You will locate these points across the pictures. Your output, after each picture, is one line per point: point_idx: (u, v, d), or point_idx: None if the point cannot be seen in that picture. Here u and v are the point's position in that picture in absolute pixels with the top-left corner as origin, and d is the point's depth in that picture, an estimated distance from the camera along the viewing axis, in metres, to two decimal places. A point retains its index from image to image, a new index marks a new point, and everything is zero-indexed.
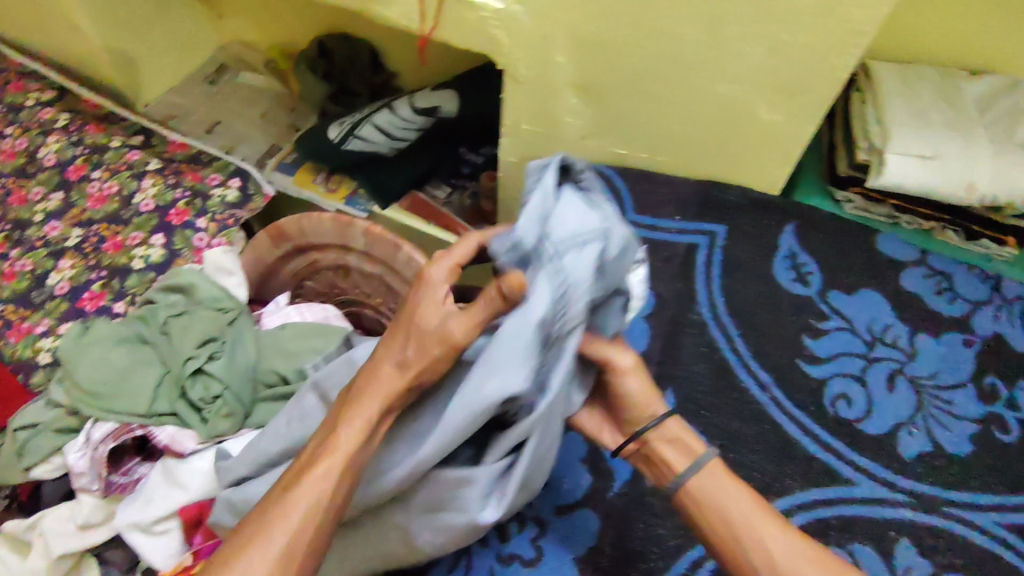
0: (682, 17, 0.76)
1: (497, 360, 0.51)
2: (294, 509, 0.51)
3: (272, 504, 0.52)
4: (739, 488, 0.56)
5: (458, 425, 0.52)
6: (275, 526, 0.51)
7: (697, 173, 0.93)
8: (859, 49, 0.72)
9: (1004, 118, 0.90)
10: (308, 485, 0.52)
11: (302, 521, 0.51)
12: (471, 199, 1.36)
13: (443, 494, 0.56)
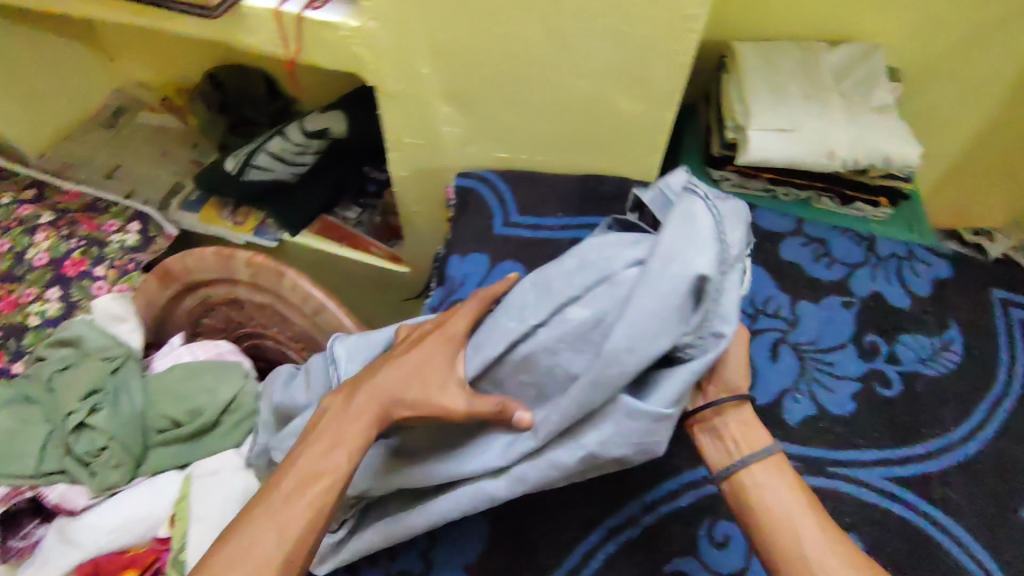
0: (527, 17, 0.78)
1: (675, 251, 0.56)
2: (294, 508, 0.57)
3: (276, 506, 0.57)
4: (793, 480, 0.59)
5: (660, 336, 0.54)
6: (277, 521, 0.56)
7: (576, 168, 0.95)
8: (697, 32, 0.74)
9: (859, 85, 0.93)
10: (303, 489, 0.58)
11: (299, 524, 0.56)
12: (380, 217, 1.37)
13: (629, 421, 0.56)
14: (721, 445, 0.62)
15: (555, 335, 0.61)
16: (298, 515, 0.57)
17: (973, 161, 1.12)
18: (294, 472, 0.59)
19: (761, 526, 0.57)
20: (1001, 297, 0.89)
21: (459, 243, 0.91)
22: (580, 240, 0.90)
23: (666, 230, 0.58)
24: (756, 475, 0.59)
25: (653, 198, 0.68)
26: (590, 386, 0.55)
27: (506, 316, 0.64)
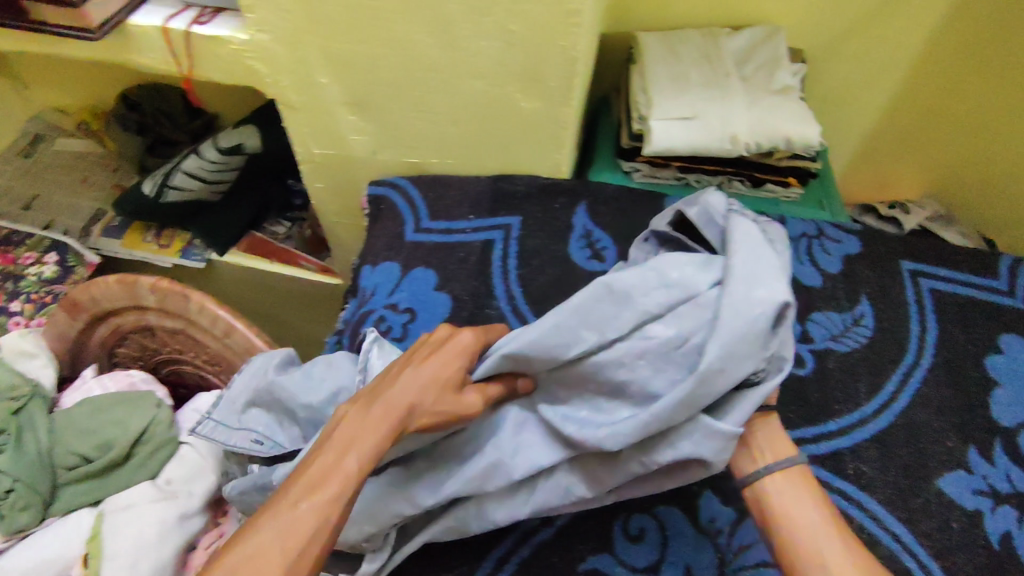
0: (414, 21, 0.76)
1: (753, 275, 0.57)
2: (315, 506, 0.48)
3: (286, 503, 0.48)
4: (819, 496, 0.56)
5: (741, 363, 0.55)
6: (299, 522, 0.47)
7: (487, 169, 0.94)
8: (581, 26, 0.72)
9: (761, 68, 0.94)
10: (328, 488, 0.49)
11: (317, 528, 0.47)
12: (310, 230, 1.36)
13: (708, 437, 0.56)
14: (747, 457, 0.59)
15: (630, 348, 0.60)
16: (321, 517, 0.48)
17: (886, 133, 1.15)
18: (315, 466, 0.51)
19: (782, 541, 0.54)
20: (911, 270, 0.89)
21: (371, 253, 0.90)
22: (493, 241, 0.90)
23: (739, 255, 0.59)
24: (778, 490, 0.56)
25: (697, 213, 0.69)
26: (677, 404, 0.55)
27: (564, 318, 0.61)
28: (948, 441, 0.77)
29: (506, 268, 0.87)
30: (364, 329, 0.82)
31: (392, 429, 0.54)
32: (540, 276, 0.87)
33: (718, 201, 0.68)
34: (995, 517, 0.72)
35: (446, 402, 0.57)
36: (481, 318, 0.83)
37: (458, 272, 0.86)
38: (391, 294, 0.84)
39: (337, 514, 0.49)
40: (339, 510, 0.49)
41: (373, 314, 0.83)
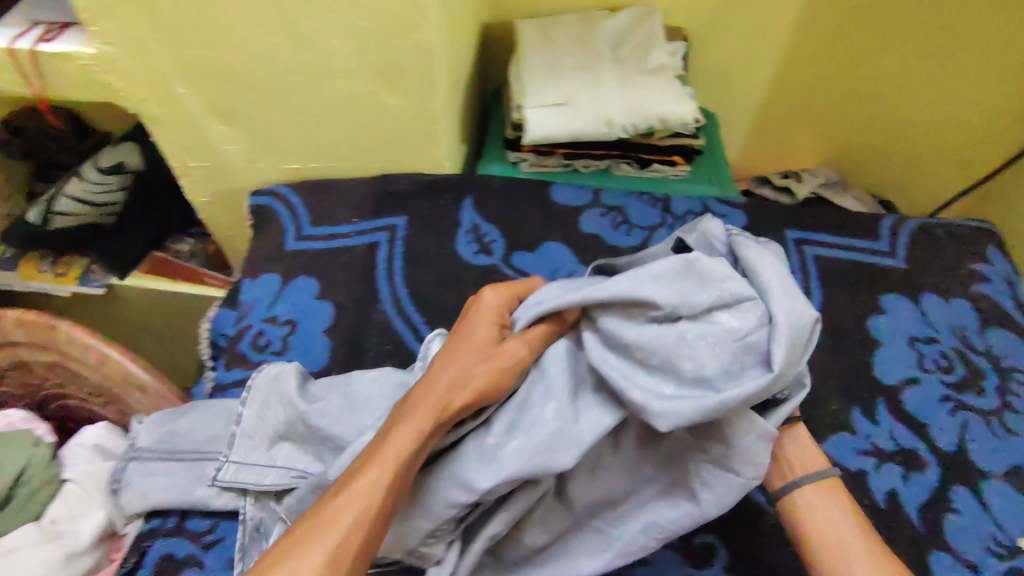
0: (262, 24, 0.74)
1: (790, 288, 0.53)
2: (359, 490, 0.49)
3: (328, 503, 0.49)
4: (848, 508, 0.56)
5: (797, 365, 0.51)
6: (343, 515, 0.48)
7: (369, 170, 0.92)
8: (429, 19, 0.71)
9: (638, 49, 0.93)
10: (369, 471, 0.50)
11: (360, 514, 0.48)
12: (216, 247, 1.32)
13: (757, 439, 0.52)
14: (781, 469, 0.59)
15: (693, 329, 0.52)
16: (368, 509, 0.48)
17: (777, 105, 1.15)
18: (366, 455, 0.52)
19: (812, 558, 0.55)
20: (795, 238, 0.90)
21: (251, 265, 0.87)
22: (378, 244, 0.87)
23: (769, 266, 0.55)
24: (810, 505, 0.57)
25: (694, 240, 0.61)
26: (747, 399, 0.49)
27: (640, 283, 0.54)
28: (832, 405, 0.78)
29: (391, 270, 0.85)
30: (241, 345, 0.80)
31: (440, 411, 0.54)
32: (427, 275, 0.86)
33: (719, 226, 0.62)
34: (879, 475, 0.74)
35: (498, 384, 0.56)
36: (365, 324, 0.81)
37: (341, 279, 0.84)
38: (271, 307, 0.82)
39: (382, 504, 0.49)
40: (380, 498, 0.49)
41: (250, 329, 0.80)
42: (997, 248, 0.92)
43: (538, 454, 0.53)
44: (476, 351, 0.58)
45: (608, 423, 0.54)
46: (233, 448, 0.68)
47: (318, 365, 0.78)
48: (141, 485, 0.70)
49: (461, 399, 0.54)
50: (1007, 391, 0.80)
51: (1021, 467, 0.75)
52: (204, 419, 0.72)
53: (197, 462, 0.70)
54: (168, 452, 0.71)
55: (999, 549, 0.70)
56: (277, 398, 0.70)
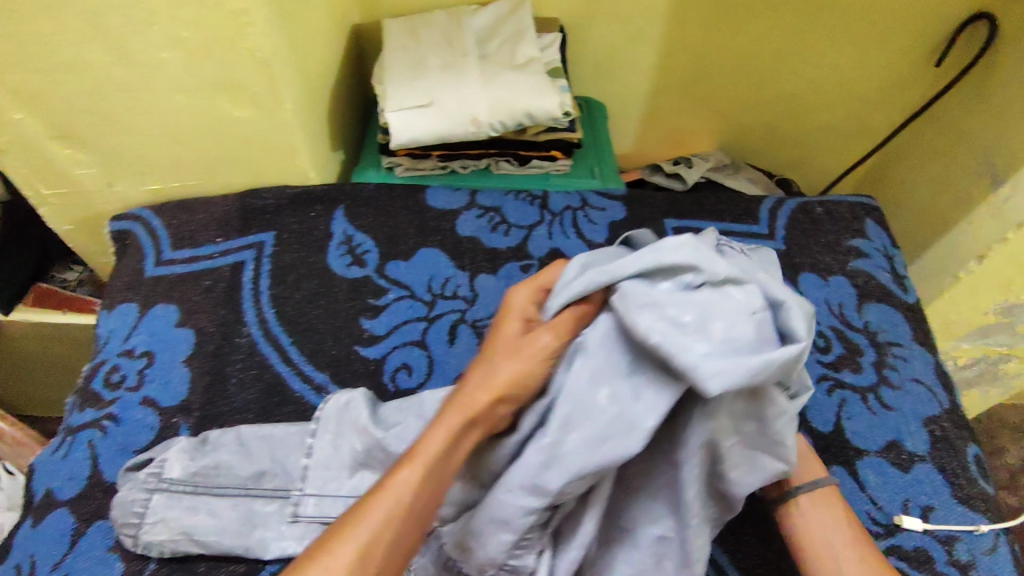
0: (80, 39, 0.69)
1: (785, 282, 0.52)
2: (391, 491, 0.49)
3: (361, 503, 0.49)
4: (843, 512, 0.59)
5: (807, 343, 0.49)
6: (376, 507, 0.49)
7: (233, 185, 0.88)
8: (256, 26, 0.69)
9: (506, 43, 0.90)
10: (404, 470, 0.50)
11: (384, 519, 0.48)
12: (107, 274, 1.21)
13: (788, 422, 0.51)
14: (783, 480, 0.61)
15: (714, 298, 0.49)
16: (400, 505, 0.49)
17: (665, 93, 1.14)
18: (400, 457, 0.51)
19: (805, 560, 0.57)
20: (675, 226, 0.90)
21: (109, 295, 0.82)
22: (243, 262, 0.83)
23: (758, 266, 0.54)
24: (807, 509, 0.59)
25: None
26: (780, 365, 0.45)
27: (663, 252, 0.50)
28: None
29: (257, 289, 0.82)
30: (94, 383, 0.75)
31: (469, 413, 0.52)
32: (295, 293, 0.82)
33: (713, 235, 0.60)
34: None
35: (533, 373, 0.53)
36: (227, 349, 0.77)
37: (203, 303, 0.80)
38: (127, 339, 0.77)
39: (416, 501, 0.49)
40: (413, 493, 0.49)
41: (104, 365, 0.76)
42: (875, 222, 0.92)
43: (604, 441, 0.47)
44: (505, 347, 0.56)
45: (668, 398, 0.47)
46: (309, 481, 0.64)
47: (175, 400, 0.73)
48: (171, 519, 0.62)
49: (483, 396, 0.53)
50: (883, 365, 0.80)
51: (897, 442, 0.75)
52: (244, 448, 0.66)
53: (241, 498, 0.64)
54: (202, 487, 0.64)
55: (875, 527, 0.70)
56: (352, 427, 0.66)
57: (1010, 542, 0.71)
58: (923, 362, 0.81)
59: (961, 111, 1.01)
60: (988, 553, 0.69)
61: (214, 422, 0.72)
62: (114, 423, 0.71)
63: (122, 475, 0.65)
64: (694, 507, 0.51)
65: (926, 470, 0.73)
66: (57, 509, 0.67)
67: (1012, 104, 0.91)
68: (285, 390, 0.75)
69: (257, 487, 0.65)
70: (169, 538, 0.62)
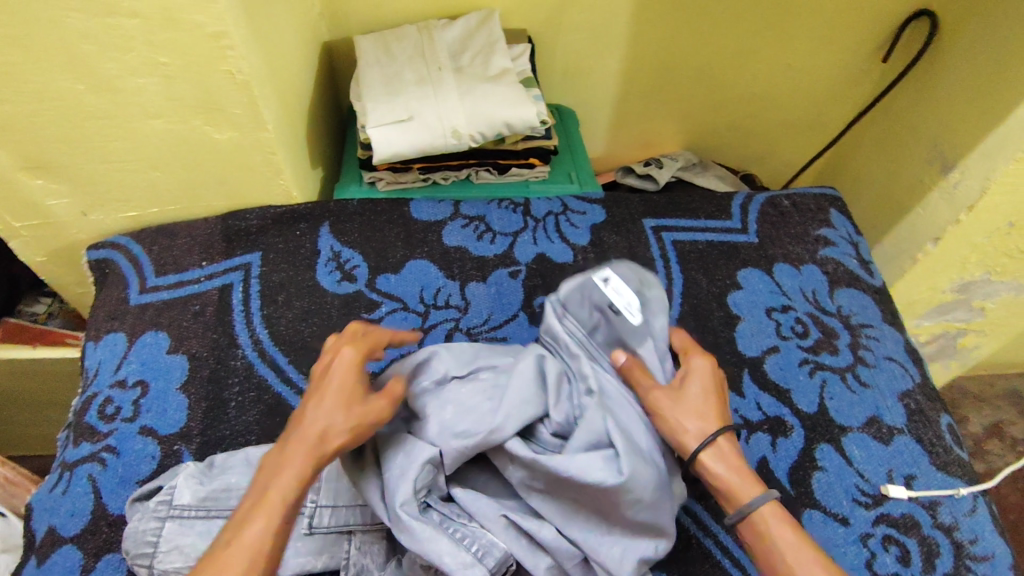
0: (51, 69, 0.67)
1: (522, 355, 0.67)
2: (244, 547, 0.48)
3: (215, 558, 0.48)
4: (777, 537, 0.57)
5: (525, 392, 0.62)
6: (232, 564, 0.47)
7: (215, 208, 0.87)
8: (235, 48, 0.68)
9: (478, 54, 0.92)
10: (252, 526, 0.49)
11: (246, 570, 0.47)
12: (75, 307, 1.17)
13: (571, 463, 0.57)
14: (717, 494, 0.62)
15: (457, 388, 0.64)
16: (255, 558, 0.48)
17: (631, 96, 1.18)
18: (242, 508, 0.51)
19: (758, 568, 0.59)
20: (653, 226, 0.93)
21: (93, 326, 0.81)
22: (231, 285, 0.83)
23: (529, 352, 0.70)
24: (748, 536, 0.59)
25: None
26: (483, 440, 0.59)
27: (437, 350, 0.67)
28: None
29: (248, 310, 0.81)
30: (87, 416, 0.73)
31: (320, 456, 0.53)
32: (288, 312, 0.82)
33: None
34: (750, 446, 0.76)
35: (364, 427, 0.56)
36: (222, 373, 0.77)
37: (193, 328, 0.79)
38: (118, 369, 0.76)
39: (271, 552, 0.49)
40: (266, 547, 0.49)
41: (96, 397, 0.74)
42: (839, 212, 0.98)
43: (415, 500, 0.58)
44: (336, 389, 0.57)
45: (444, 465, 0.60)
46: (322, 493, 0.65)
47: (174, 427, 0.72)
48: (184, 545, 0.61)
49: (333, 432, 0.54)
50: (857, 346, 0.85)
51: (877, 417, 0.79)
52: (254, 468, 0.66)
53: None
54: (214, 510, 0.63)
55: (864, 498, 0.74)
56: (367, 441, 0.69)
57: (986, 502, 0.76)
58: (894, 341, 0.86)
59: (911, 103, 1.08)
60: (969, 514, 0.74)
61: (215, 447, 0.72)
62: (113, 455, 0.70)
63: (130, 506, 0.65)
64: (575, 534, 0.60)
65: (905, 441, 0.78)
66: (62, 546, 0.65)
67: (956, 96, 0.97)
68: (286, 409, 0.75)
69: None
70: (183, 565, 0.60)
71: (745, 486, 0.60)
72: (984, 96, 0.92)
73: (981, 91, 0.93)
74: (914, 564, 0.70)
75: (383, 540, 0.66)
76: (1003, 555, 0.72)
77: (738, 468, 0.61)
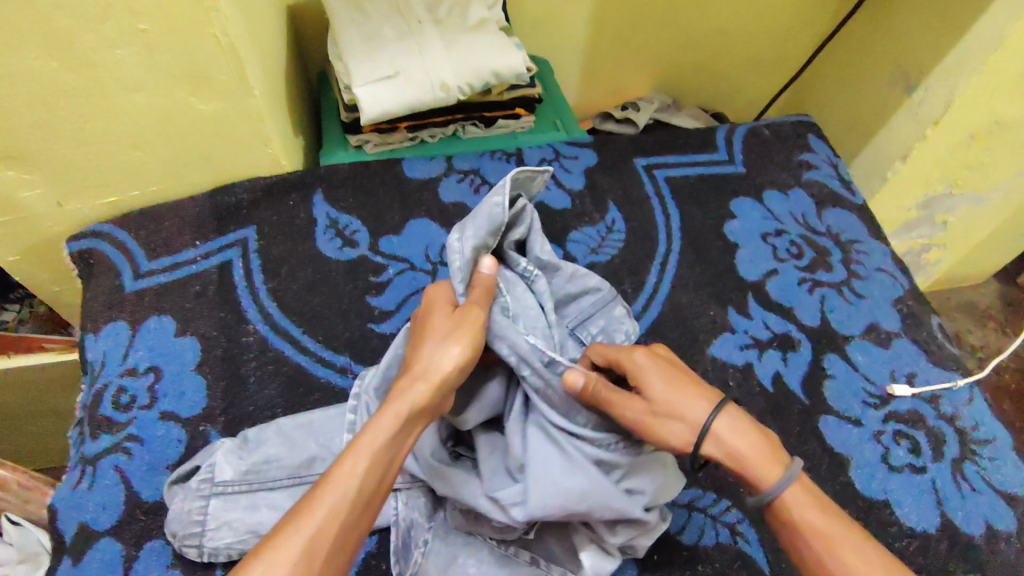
0: (19, 45, 0.63)
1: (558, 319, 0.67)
2: (339, 480, 0.48)
3: (310, 492, 0.47)
4: (801, 522, 0.52)
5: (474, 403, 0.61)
6: (324, 496, 0.47)
7: (199, 185, 0.84)
8: (220, 9, 0.65)
9: (454, 5, 0.90)
10: (348, 460, 0.49)
11: (340, 502, 0.47)
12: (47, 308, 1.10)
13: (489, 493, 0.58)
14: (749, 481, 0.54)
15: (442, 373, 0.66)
16: (347, 496, 0.47)
17: (601, 42, 1.18)
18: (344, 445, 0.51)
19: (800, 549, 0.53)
20: (645, 165, 0.95)
21: (88, 319, 0.77)
22: (229, 262, 0.80)
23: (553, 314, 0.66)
24: (771, 519, 0.54)
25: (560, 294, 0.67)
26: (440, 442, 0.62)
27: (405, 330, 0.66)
28: (710, 310, 0.83)
29: (252, 285, 0.79)
30: (100, 408, 0.70)
31: (428, 400, 0.53)
32: (293, 283, 0.80)
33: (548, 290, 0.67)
34: (764, 364, 0.79)
35: (468, 362, 0.55)
36: (236, 350, 0.75)
37: (198, 309, 0.77)
38: (125, 358, 0.73)
39: (363, 489, 0.48)
40: (356, 486, 0.48)
41: (107, 388, 0.71)
42: (817, 137, 1.01)
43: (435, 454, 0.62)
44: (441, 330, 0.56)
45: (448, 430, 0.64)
46: None
47: (195, 409, 0.71)
48: (234, 520, 0.61)
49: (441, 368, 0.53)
50: (849, 261, 0.89)
51: (875, 323, 0.84)
52: (290, 438, 0.66)
53: (298, 487, 0.64)
54: (257, 483, 0.63)
55: (873, 400, 0.78)
56: None
57: (981, 392, 0.81)
58: (881, 254, 0.90)
59: (871, 28, 1.11)
60: (967, 404, 0.79)
61: (241, 423, 0.70)
62: (137, 444, 0.68)
63: (169, 489, 0.63)
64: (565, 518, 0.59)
65: (903, 343, 0.83)
66: (98, 540, 0.63)
67: (916, 16, 1.01)
68: (308, 378, 0.74)
69: (310, 474, 0.64)
70: (236, 539, 0.61)
71: (762, 478, 0.53)
72: (941, 15, 0.96)
73: (939, 10, 0.97)
74: (924, 454, 0.75)
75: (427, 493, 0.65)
76: (1002, 437, 0.77)
77: (757, 453, 0.54)
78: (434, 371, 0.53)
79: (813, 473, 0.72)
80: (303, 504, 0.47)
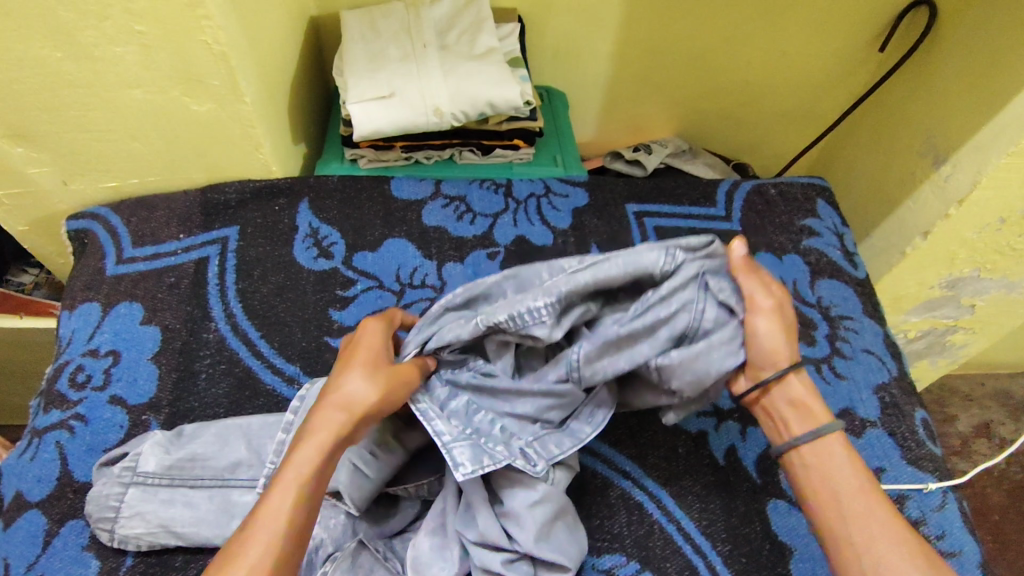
0: (27, 36, 0.66)
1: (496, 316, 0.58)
2: (272, 514, 0.49)
3: (243, 528, 0.49)
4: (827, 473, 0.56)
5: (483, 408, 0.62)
6: (257, 533, 0.48)
7: (194, 180, 0.87)
8: (213, 18, 0.67)
9: (464, 34, 0.90)
10: (274, 494, 0.50)
11: (275, 536, 0.48)
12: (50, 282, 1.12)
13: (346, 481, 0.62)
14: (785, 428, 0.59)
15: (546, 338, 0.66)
16: (275, 530, 0.48)
17: (623, 80, 1.16)
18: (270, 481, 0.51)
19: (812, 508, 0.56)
20: (636, 212, 0.92)
21: (68, 295, 0.81)
22: (207, 258, 0.83)
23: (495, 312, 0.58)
24: (799, 469, 0.58)
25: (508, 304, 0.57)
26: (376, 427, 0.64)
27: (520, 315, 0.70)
28: None
29: (223, 284, 0.81)
30: (58, 384, 0.73)
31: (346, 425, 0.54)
32: (262, 287, 0.82)
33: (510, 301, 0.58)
34: (718, 435, 0.76)
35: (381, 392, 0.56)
36: (193, 345, 0.77)
37: (166, 301, 0.79)
38: (91, 338, 0.76)
39: (293, 523, 0.49)
40: (286, 519, 0.49)
41: (69, 365, 0.75)
42: (826, 202, 0.97)
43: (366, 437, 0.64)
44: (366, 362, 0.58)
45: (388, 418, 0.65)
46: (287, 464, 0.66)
47: (144, 396, 0.73)
48: (146, 511, 0.63)
49: (360, 397, 0.55)
50: (835, 337, 0.84)
51: (850, 409, 0.79)
52: (221, 439, 0.67)
53: (217, 489, 0.65)
54: (178, 480, 0.64)
55: None
56: None
57: (957, 499, 0.75)
58: (873, 334, 0.85)
59: (907, 95, 1.06)
60: (937, 510, 0.73)
61: (184, 416, 0.72)
62: (82, 423, 0.71)
63: (96, 471, 0.66)
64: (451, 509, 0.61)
65: (877, 434, 0.77)
66: (27, 510, 0.66)
67: (954, 87, 0.95)
68: (256, 382, 0.75)
69: (233, 478, 0.65)
70: (145, 531, 0.62)
71: (815, 419, 0.58)
72: (979, 88, 0.90)
73: (974, 86, 0.92)
74: None
75: (341, 515, 0.63)
76: (970, 552, 0.71)
77: (806, 406, 0.59)
78: (351, 403, 0.55)
79: (749, 560, 0.68)
80: (239, 543, 0.48)
